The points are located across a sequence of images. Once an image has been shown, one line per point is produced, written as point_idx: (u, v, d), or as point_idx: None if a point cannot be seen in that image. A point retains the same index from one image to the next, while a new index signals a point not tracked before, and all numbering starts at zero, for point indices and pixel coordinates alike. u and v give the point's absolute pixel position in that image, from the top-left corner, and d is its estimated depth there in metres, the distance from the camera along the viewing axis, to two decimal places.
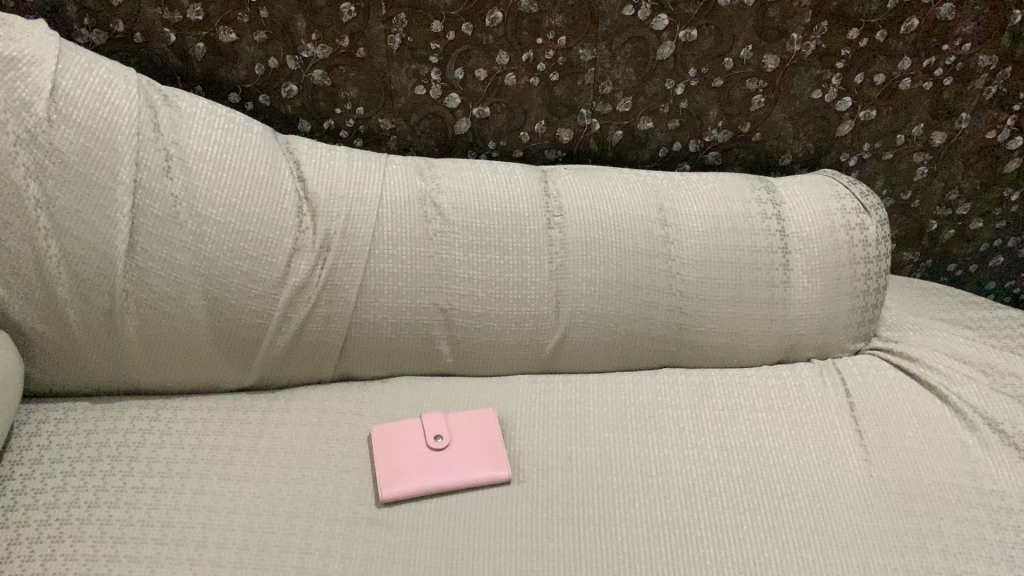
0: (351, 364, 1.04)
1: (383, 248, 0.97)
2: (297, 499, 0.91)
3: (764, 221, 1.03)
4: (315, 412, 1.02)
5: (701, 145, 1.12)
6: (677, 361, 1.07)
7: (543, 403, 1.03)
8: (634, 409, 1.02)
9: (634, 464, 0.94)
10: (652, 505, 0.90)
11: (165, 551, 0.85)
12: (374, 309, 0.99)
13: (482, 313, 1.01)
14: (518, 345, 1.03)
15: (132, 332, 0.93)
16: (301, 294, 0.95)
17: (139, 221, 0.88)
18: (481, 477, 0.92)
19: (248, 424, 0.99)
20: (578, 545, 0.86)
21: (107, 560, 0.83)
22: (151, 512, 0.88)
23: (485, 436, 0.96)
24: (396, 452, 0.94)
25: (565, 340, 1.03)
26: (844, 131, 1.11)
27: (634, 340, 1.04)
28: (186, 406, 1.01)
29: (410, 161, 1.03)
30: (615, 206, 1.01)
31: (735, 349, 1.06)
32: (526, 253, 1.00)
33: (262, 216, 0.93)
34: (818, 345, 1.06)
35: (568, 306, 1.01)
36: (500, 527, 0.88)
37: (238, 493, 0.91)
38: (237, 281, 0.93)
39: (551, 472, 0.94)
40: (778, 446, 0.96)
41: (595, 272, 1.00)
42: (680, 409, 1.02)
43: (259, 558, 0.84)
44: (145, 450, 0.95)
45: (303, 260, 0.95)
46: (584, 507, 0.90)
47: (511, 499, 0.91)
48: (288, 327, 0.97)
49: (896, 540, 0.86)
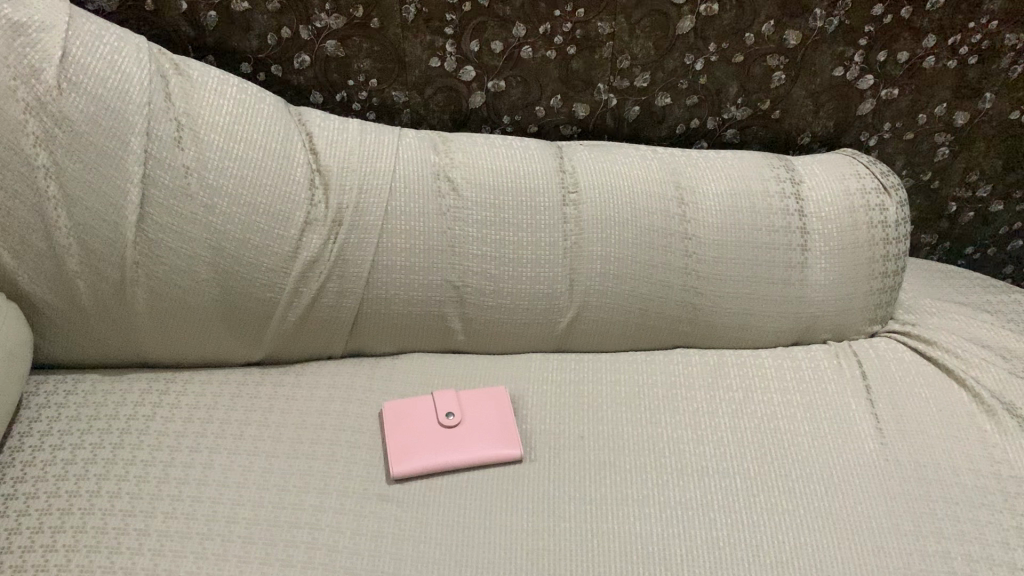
0: (361, 340, 1.03)
1: (396, 223, 0.96)
2: (307, 475, 0.90)
3: (783, 200, 1.01)
4: (325, 387, 1.01)
5: (719, 122, 1.10)
6: (691, 341, 1.06)
7: (555, 382, 1.01)
8: (646, 389, 1.00)
9: (647, 445, 0.93)
10: (665, 485, 0.89)
11: (175, 525, 0.85)
12: (386, 285, 0.98)
13: (495, 290, 0.99)
14: (531, 323, 1.02)
15: (142, 304, 0.93)
16: (312, 268, 0.94)
17: (150, 191, 0.88)
18: (492, 455, 0.91)
19: (258, 399, 0.98)
20: (589, 525, 0.85)
21: (117, 532, 0.84)
22: (161, 486, 0.88)
23: (498, 412, 0.95)
24: (409, 427, 0.93)
25: (578, 318, 1.02)
26: (865, 111, 1.09)
27: (648, 319, 1.03)
28: (196, 380, 1.01)
29: (423, 135, 1.01)
30: (632, 183, 1.00)
31: (751, 330, 1.04)
32: (541, 231, 0.98)
33: (274, 188, 0.92)
34: (834, 326, 1.05)
35: (582, 284, 1.00)
36: (511, 506, 0.87)
37: (249, 467, 0.91)
38: (248, 253, 0.92)
39: (562, 451, 0.93)
40: (793, 428, 0.95)
41: (610, 250, 0.99)
42: (694, 390, 1.00)
43: (269, 533, 0.85)
44: (155, 422, 0.95)
45: (315, 233, 0.94)
46: (595, 486, 0.89)
47: (522, 478, 0.90)
48: (299, 301, 0.96)
49: (911, 524, 0.85)
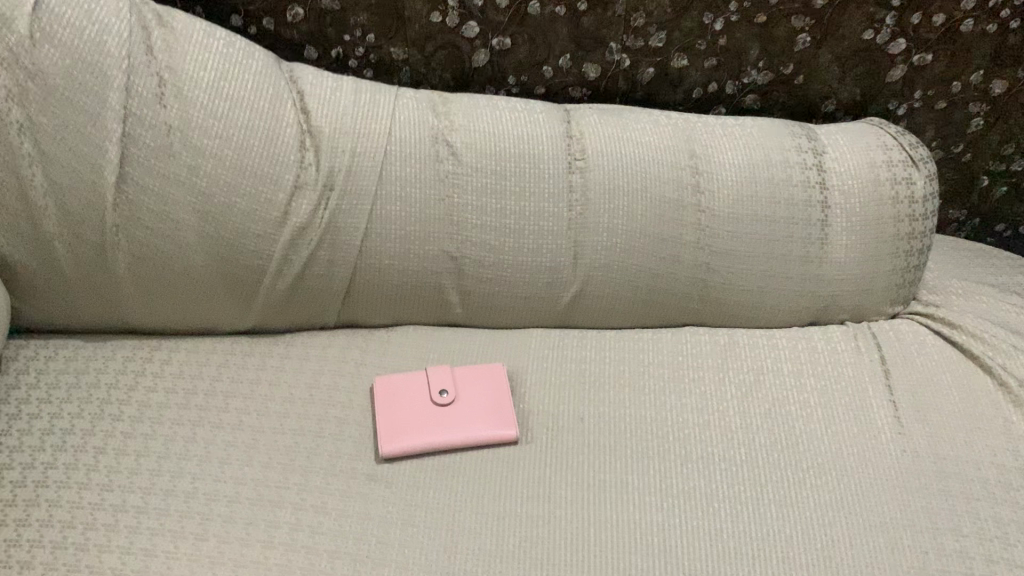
0: (354, 312, 0.98)
1: (391, 189, 0.91)
2: (293, 452, 0.86)
3: (804, 171, 0.95)
4: (315, 359, 0.96)
5: (739, 87, 1.04)
6: (701, 321, 1.00)
7: (555, 360, 0.96)
8: (652, 370, 0.95)
9: (651, 428, 0.88)
10: (668, 471, 0.84)
11: (154, 501, 0.81)
12: (380, 254, 0.92)
13: (495, 262, 0.94)
14: (532, 299, 0.97)
15: (124, 269, 0.89)
16: (302, 235, 0.90)
17: (130, 151, 0.83)
18: (486, 437, 0.86)
19: (246, 370, 0.94)
20: (586, 512, 0.81)
21: (93, 508, 0.80)
22: (141, 460, 0.84)
23: (494, 390, 0.90)
24: (400, 404, 0.88)
25: (582, 294, 0.96)
26: (895, 77, 1.02)
27: (656, 297, 0.97)
28: (182, 348, 0.96)
29: (423, 95, 0.95)
30: (643, 150, 0.94)
31: (765, 310, 0.98)
32: (544, 199, 0.93)
33: (263, 150, 0.87)
34: (853, 307, 0.99)
35: (587, 258, 0.94)
36: (504, 490, 0.83)
37: (233, 442, 0.87)
38: (234, 218, 0.87)
39: (561, 434, 0.88)
40: (806, 414, 0.90)
41: (617, 222, 0.93)
42: (701, 371, 0.95)
43: (251, 512, 0.81)
44: (137, 392, 0.91)
45: (305, 198, 0.89)
46: (594, 471, 0.84)
47: (517, 460, 0.85)
48: (289, 270, 0.91)
49: (929, 521, 0.80)
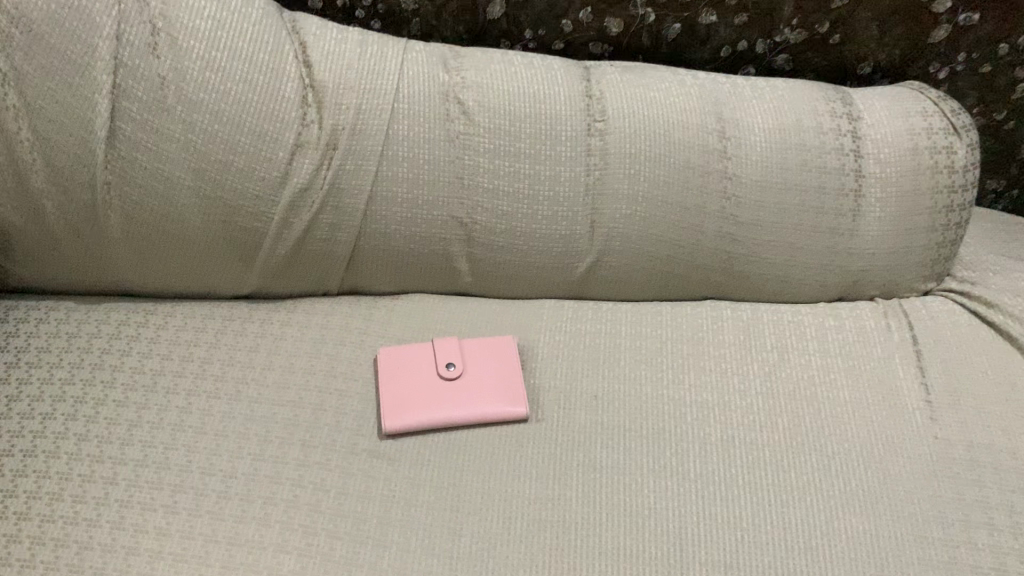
0: (358, 278, 0.93)
1: (398, 149, 0.85)
2: (292, 424, 0.82)
3: (838, 138, 0.89)
4: (316, 327, 0.91)
5: (770, 46, 0.97)
6: (724, 294, 0.95)
7: (568, 331, 0.90)
8: (671, 344, 0.89)
9: (668, 408, 0.83)
10: (684, 453, 0.80)
11: (146, 474, 0.77)
12: (385, 218, 0.88)
13: (507, 229, 0.89)
14: (545, 267, 0.91)
15: (117, 229, 0.85)
16: (304, 196, 0.85)
17: (121, 104, 0.78)
18: (495, 413, 0.82)
19: (244, 337, 0.90)
20: (598, 496, 0.77)
21: (82, 480, 0.77)
22: (133, 430, 0.81)
23: (504, 364, 0.85)
24: (404, 376, 0.84)
25: (598, 263, 0.91)
26: (938, 38, 0.96)
27: (677, 268, 0.92)
28: (178, 312, 0.92)
29: (433, 48, 0.90)
30: (667, 111, 0.88)
31: (791, 284, 0.93)
32: (560, 163, 0.87)
33: (262, 105, 0.82)
34: (884, 283, 0.94)
35: (604, 226, 0.89)
36: (512, 469, 0.79)
37: (229, 413, 0.83)
38: (231, 177, 0.83)
39: (573, 412, 0.83)
40: (833, 395, 0.85)
41: (637, 188, 0.88)
42: (724, 347, 0.89)
43: (247, 488, 0.77)
44: (130, 358, 0.87)
45: (306, 157, 0.84)
46: (607, 452, 0.80)
47: (526, 438, 0.81)
48: (289, 233, 0.87)
49: (960, 513, 0.76)
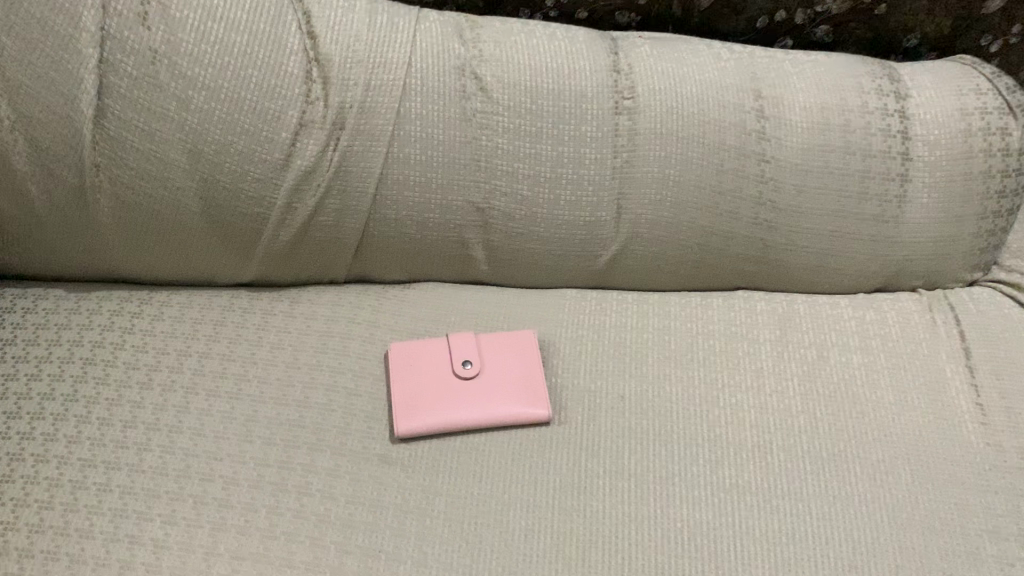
0: (366, 265, 0.87)
1: (410, 128, 0.79)
2: (297, 426, 0.77)
3: (884, 118, 0.83)
4: (322, 318, 0.85)
5: (810, 16, 0.90)
6: (757, 283, 0.89)
7: (591, 325, 0.85)
8: (701, 340, 0.83)
9: (700, 410, 0.78)
10: (718, 461, 0.75)
11: (142, 481, 0.72)
12: (397, 203, 0.81)
13: (527, 215, 0.83)
14: (567, 256, 0.85)
15: (108, 214, 0.79)
16: (308, 180, 0.78)
17: (109, 80, 0.72)
18: (515, 416, 0.76)
19: (245, 329, 0.84)
20: (626, 507, 0.72)
21: (73, 487, 0.71)
22: (127, 431, 0.75)
23: (524, 362, 0.80)
24: (417, 376, 0.78)
25: (623, 252, 0.85)
26: (992, 8, 0.89)
27: (708, 257, 0.86)
28: (175, 302, 0.86)
29: (448, 18, 0.83)
30: (702, 88, 0.81)
31: (829, 273, 0.87)
32: (585, 144, 0.81)
33: (263, 81, 0.75)
34: (929, 273, 0.88)
35: (631, 212, 0.83)
36: (534, 478, 0.73)
37: (231, 413, 0.77)
38: (230, 159, 0.76)
39: (599, 414, 0.77)
40: (877, 397, 0.79)
41: (668, 172, 0.81)
42: (759, 343, 0.83)
43: (250, 496, 0.72)
44: (124, 353, 0.81)
45: (311, 138, 0.77)
46: (634, 459, 0.75)
47: (548, 443, 0.76)
48: (293, 219, 0.81)
49: (1015, 527, 0.71)
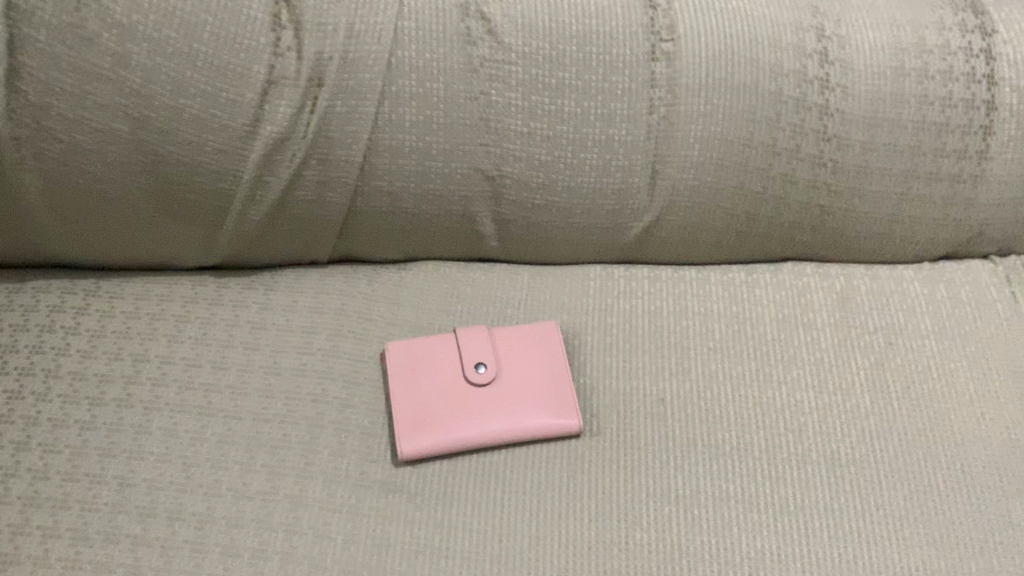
0: (354, 244, 0.73)
1: (404, 84, 0.65)
2: (281, 448, 0.64)
3: (969, 59, 0.69)
4: (304, 310, 0.72)
5: None
6: (811, 254, 0.76)
7: (621, 312, 0.73)
8: (750, 327, 0.72)
9: (755, 415, 0.67)
10: (780, 478, 0.64)
11: (97, 522, 0.61)
12: (389, 174, 0.68)
13: (546, 184, 0.69)
14: (592, 230, 0.72)
15: (36, 195, 0.65)
16: (281, 149, 0.64)
17: (23, 31, 0.58)
18: (540, 428, 0.65)
19: (213, 326, 0.71)
20: (676, 538, 0.61)
21: (13, 533, 0.60)
22: (77, 460, 0.63)
23: (546, 361, 0.68)
24: (423, 384, 0.67)
25: (658, 224, 0.72)
26: None
27: (756, 228, 0.73)
28: (126, 292, 0.72)
29: None
30: (756, 26, 0.67)
31: (894, 243, 0.75)
32: (615, 99, 0.67)
33: (218, 30, 0.61)
34: (1008, 239, 0.76)
35: (669, 179, 0.70)
36: (567, 504, 0.62)
37: (201, 433, 0.65)
38: (183, 126, 0.62)
39: (638, 423, 0.66)
40: (955, 392, 0.69)
41: (714, 129, 0.68)
42: (816, 330, 0.72)
43: (228, 538, 0.60)
44: (68, 359, 0.68)
45: (282, 98, 0.63)
46: (683, 477, 0.64)
47: (581, 460, 0.65)
48: (265, 195, 0.67)
49: None
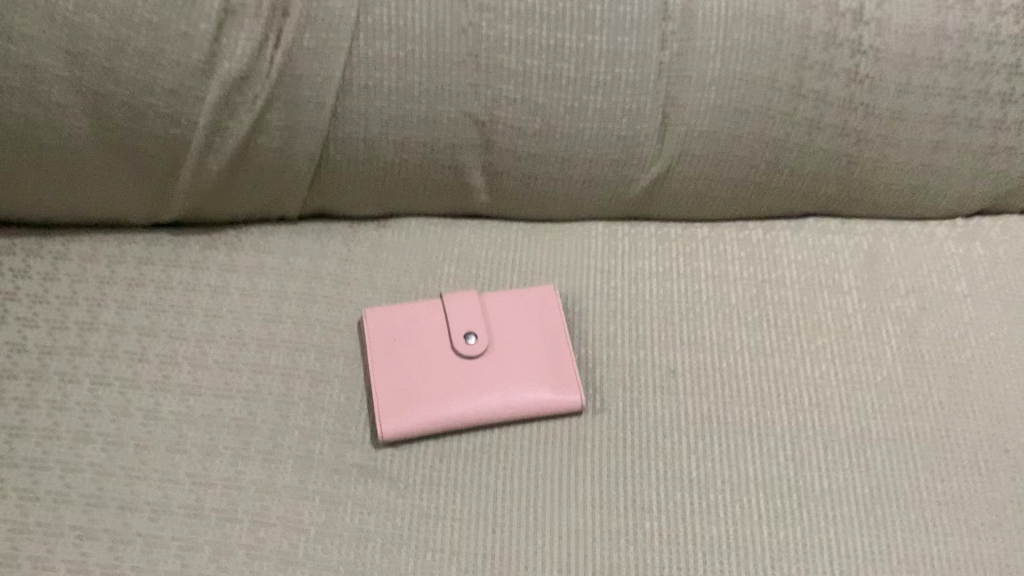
0: (328, 199, 0.65)
1: (382, 14, 0.56)
2: (247, 428, 0.58)
3: None
4: (273, 272, 0.64)
5: None
6: (836, 210, 0.69)
7: (626, 274, 0.66)
8: (768, 291, 0.65)
9: (776, 390, 0.60)
10: (803, 459, 0.58)
11: (38, 514, 0.54)
12: (366, 118, 0.60)
13: (543, 131, 0.61)
14: (594, 183, 0.65)
15: None
16: (241, 90, 0.56)
17: None
18: (538, 406, 0.58)
19: (170, 290, 0.63)
20: (689, 527, 0.55)
21: None
22: (15, 443, 0.56)
23: (543, 331, 0.61)
24: (406, 356, 0.60)
25: (668, 176, 0.64)
26: None
27: (777, 180, 0.66)
28: (71, 252, 0.64)
29: None
30: None
31: (929, 197, 0.68)
32: (622, 32, 0.59)
33: None
34: None
35: (681, 125, 0.62)
36: (567, 490, 0.56)
37: (156, 412, 0.58)
38: (127, 62, 0.54)
39: (646, 399, 0.60)
40: (995, 363, 0.62)
41: (733, 69, 0.60)
42: (840, 294, 0.65)
43: (187, 530, 0.54)
44: (5, 328, 0.60)
45: (241, 30, 0.55)
46: (696, 460, 0.57)
47: (583, 441, 0.58)
48: (225, 143, 0.59)
49: None
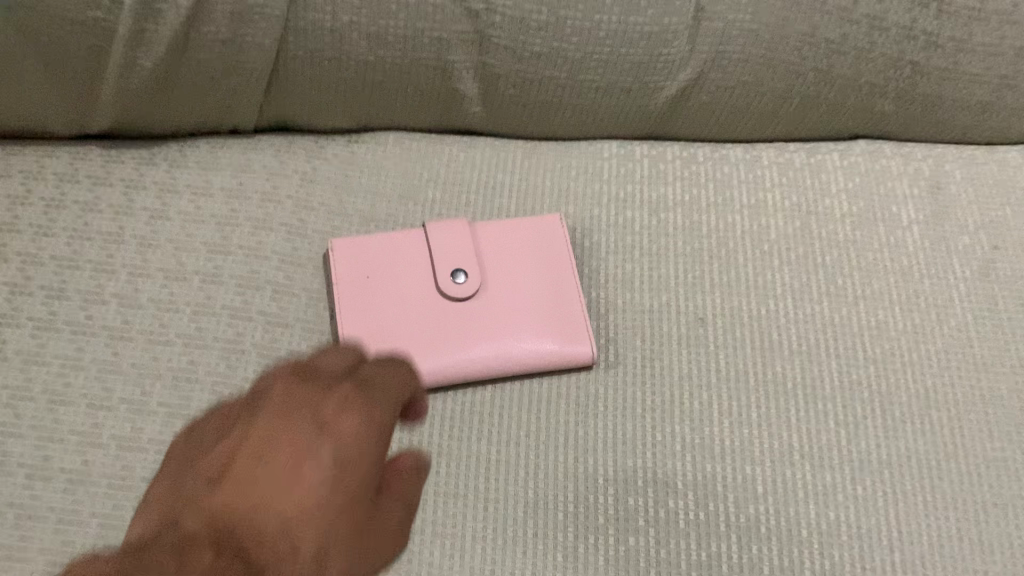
0: (288, 106, 0.54)
1: None
2: (188, 382, 0.48)
3: None
4: (223, 195, 0.54)
5: None
6: (895, 129, 0.58)
7: (645, 203, 0.55)
8: (812, 225, 0.55)
9: (823, 343, 0.51)
10: (856, 425, 0.48)
11: None
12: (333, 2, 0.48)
13: (549, 23, 0.50)
14: (609, 91, 0.54)
15: None
16: None
17: None
18: (539, 362, 0.48)
19: (96, 214, 0.52)
20: (720, 507, 0.46)
21: None
22: None
23: (547, 272, 0.51)
24: (382, 299, 0.49)
25: (698, 85, 0.54)
26: None
27: (828, 92, 0.54)
28: None
29: None
30: None
31: (1007, 114, 0.56)
32: None
33: None
34: None
35: (717, 19, 0.51)
36: (574, 461, 0.46)
37: (76, 361, 0.48)
38: None
39: (668, 352, 0.50)
40: None
41: None
42: (897, 229, 0.55)
43: (113, 506, 0.44)
44: None
45: None
46: (728, 426, 0.48)
47: (593, 401, 0.48)
48: (159, 30, 0.47)
49: None
